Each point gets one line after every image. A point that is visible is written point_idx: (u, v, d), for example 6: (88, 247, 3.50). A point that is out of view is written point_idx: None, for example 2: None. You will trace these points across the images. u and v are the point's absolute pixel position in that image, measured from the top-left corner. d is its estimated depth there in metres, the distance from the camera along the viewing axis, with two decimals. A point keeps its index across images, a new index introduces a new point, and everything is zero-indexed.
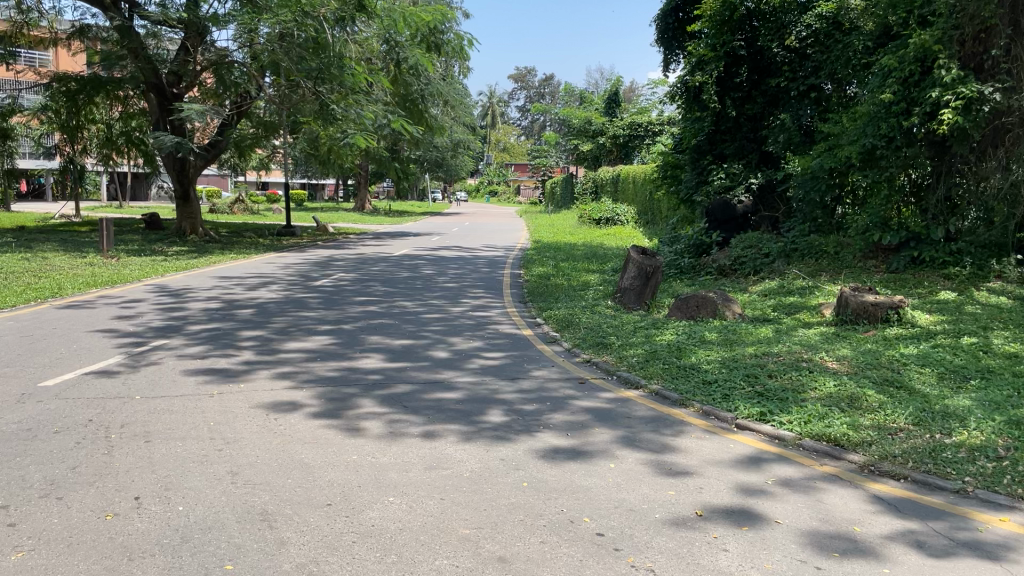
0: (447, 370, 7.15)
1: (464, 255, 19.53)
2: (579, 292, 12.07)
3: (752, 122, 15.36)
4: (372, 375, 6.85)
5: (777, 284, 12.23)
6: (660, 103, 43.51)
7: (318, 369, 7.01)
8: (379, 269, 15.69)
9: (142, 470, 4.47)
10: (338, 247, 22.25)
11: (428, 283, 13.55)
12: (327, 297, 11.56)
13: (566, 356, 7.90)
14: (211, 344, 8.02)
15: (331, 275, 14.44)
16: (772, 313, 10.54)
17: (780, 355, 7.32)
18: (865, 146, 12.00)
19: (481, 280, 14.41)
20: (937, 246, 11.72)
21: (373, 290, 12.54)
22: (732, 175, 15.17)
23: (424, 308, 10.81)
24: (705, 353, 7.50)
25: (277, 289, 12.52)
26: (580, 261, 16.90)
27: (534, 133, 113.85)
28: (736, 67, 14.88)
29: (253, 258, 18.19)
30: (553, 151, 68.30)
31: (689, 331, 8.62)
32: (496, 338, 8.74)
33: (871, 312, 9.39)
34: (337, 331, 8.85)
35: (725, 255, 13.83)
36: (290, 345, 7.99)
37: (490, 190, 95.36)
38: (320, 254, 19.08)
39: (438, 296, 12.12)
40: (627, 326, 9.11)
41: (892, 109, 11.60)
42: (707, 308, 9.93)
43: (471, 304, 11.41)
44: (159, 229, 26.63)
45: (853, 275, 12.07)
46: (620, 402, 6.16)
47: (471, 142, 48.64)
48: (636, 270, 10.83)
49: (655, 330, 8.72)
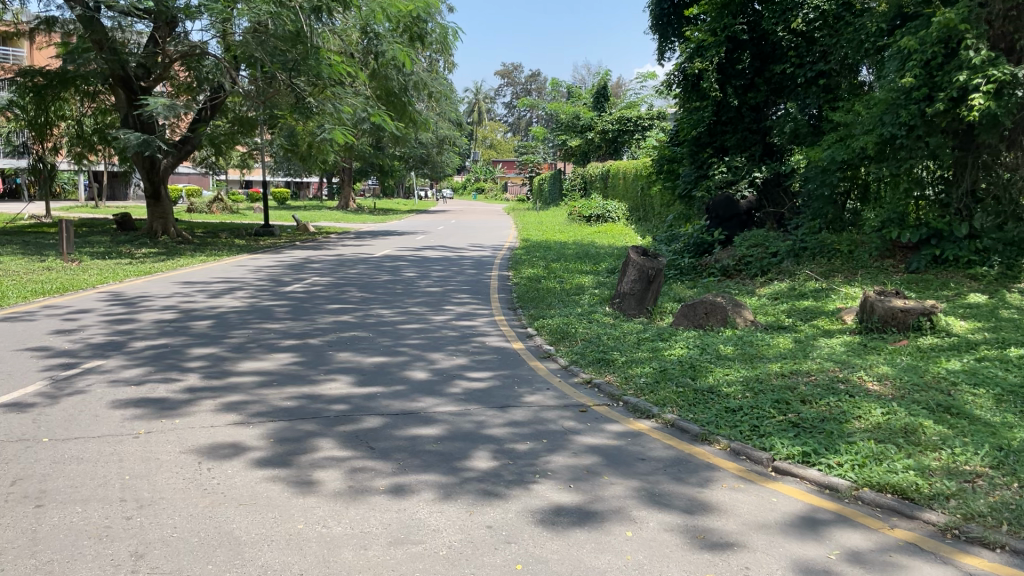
0: (426, 396, 6.10)
1: (449, 256, 18.42)
2: (573, 297, 11.03)
3: (755, 112, 14.36)
4: (336, 405, 5.79)
5: (786, 287, 11.25)
6: (649, 97, 42.42)
7: (273, 397, 5.96)
8: (357, 271, 14.60)
9: (18, 554, 3.43)
10: (316, 247, 21.11)
11: (409, 287, 12.47)
12: (296, 305, 10.48)
13: (563, 375, 6.87)
14: (153, 366, 6.93)
15: (305, 279, 13.35)
16: (787, 320, 9.57)
17: (811, 376, 6.29)
18: (882, 135, 11.05)
19: (466, 283, 13.34)
20: (961, 245, 10.77)
21: (348, 296, 11.48)
22: (734, 168, 14.16)
23: (403, 318, 9.74)
24: (722, 372, 6.47)
25: (242, 296, 11.42)
26: (571, 261, 15.90)
27: (520, 130, 112.62)
28: (738, 53, 13.84)
29: (224, 261, 17.06)
30: (541, 147, 67.14)
31: (700, 344, 7.61)
32: (483, 353, 7.70)
33: (898, 319, 8.41)
34: (302, 347, 7.79)
35: (728, 254, 12.88)
36: (244, 367, 6.92)
37: (476, 188, 94.40)
38: (296, 256, 17.97)
39: (418, 302, 11.06)
40: (630, 337, 8.09)
41: (912, 94, 10.63)
42: (716, 316, 8.94)
43: (454, 311, 10.37)
44: (130, 230, 25.41)
45: (870, 276, 11.11)
46: (632, 439, 5.13)
47: (456, 137, 47.45)
48: (636, 273, 9.81)
49: (662, 343, 7.70)
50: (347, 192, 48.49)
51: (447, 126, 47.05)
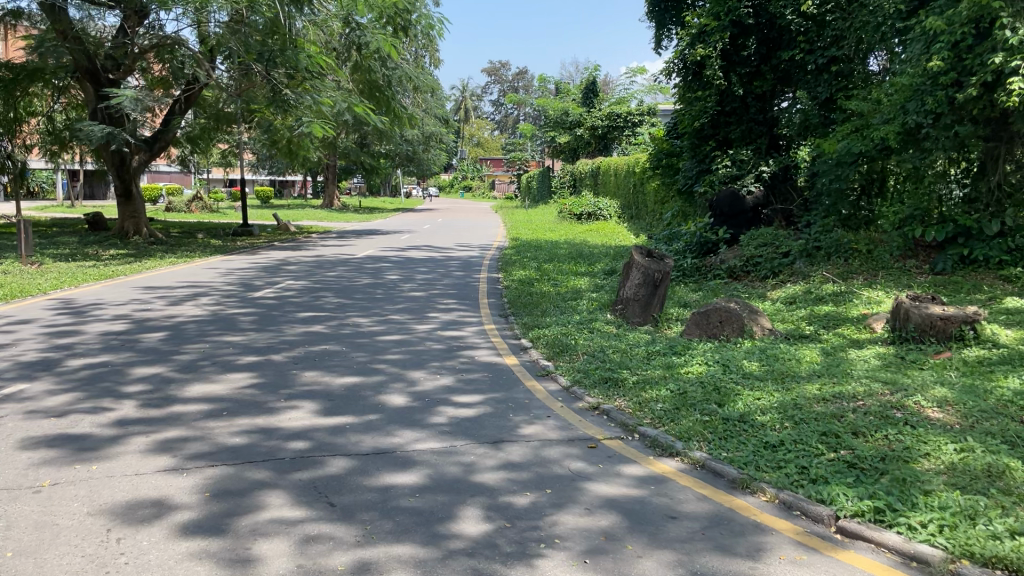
0: (404, 428, 5.10)
1: (435, 257, 17.41)
2: (570, 302, 10.06)
3: (761, 102, 13.43)
4: (295, 443, 4.78)
5: (801, 290, 10.36)
6: (639, 93, 41.57)
7: (219, 433, 4.94)
8: (335, 274, 13.57)
9: None
10: (295, 247, 20.03)
11: (390, 292, 11.45)
12: (264, 313, 9.46)
13: (565, 399, 5.89)
14: (84, 392, 5.90)
15: (277, 283, 12.30)
16: (808, 328, 8.65)
17: (860, 401, 5.30)
18: (906, 124, 10.21)
19: (453, 287, 12.33)
20: (992, 244, 9.90)
21: (323, 302, 10.45)
22: (740, 162, 13.30)
23: (382, 328, 8.73)
24: (754, 396, 5.48)
25: (206, 302, 10.37)
26: (566, 262, 14.96)
27: (507, 128, 111.70)
28: (743, 38, 12.94)
29: (194, 263, 15.96)
30: (529, 144, 66.15)
31: (720, 359, 6.63)
32: (472, 371, 6.69)
33: (938, 328, 7.49)
34: (263, 365, 6.77)
35: (734, 255, 11.98)
36: (192, 392, 5.90)
37: (464, 186, 93.51)
38: (272, 257, 16.92)
39: (400, 309, 10.06)
40: (639, 351, 7.11)
41: (940, 79, 9.73)
42: (732, 325, 7.97)
43: (439, 319, 9.37)
44: (101, 231, 24.23)
45: (892, 278, 10.21)
46: (657, 488, 4.15)
47: (442, 134, 46.45)
48: (641, 277, 8.81)
49: (676, 358, 6.71)
50: (331, 190, 47.31)
51: (433, 122, 46.01)
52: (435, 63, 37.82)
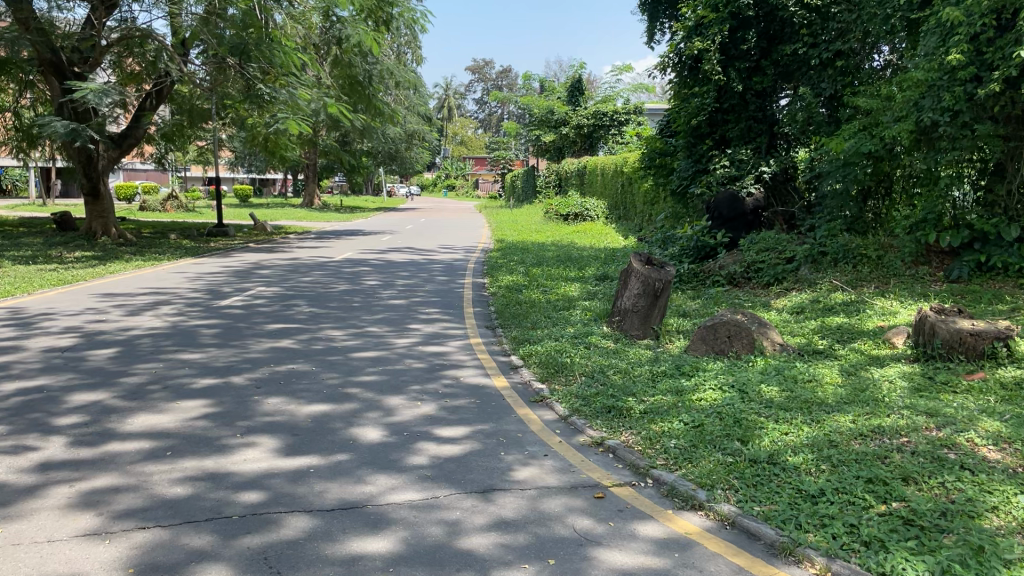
0: (378, 473, 4.35)
1: (417, 260, 16.66)
2: (563, 312, 9.33)
3: (760, 99, 12.78)
4: (247, 495, 4.03)
5: (808, 299, 9.74)
6: (625, 92, 40.98)
7: (157, 481, 4.17)
8: (310, 279, 12.78)
9: None
10: (270, 249, 19.22)
11: (368, 300, 10.69)
12: (229, 326, 8.66)
13: (566, 432, 5.15)
14: (8, 425, 5.10)
15: (247, 289, 11.50)
16: (821, 342, 7.97)
17: (905, 438, 4.61)
18: (920, 122, 9.55)
19: (436, 294, 11.58)
20: (1011, 249, 9.31)
21: (295, 312, 9.67)
22: (739, 162, 12.63)
23: (358, 342, 7.98)
24: (780, 431, 4.79)
25: (168, 312, 9.55)
26: (554, 266, 14.24)
27: (491, 126, 110.95)
28: (743, 31, 12.28)
29: (160, 268, 15.10)
30: (513, 143, 65.40)
31: (736, 383, 5.92)
32: (457, 397, 5.95)
33: (967, 345, 6.83)
34: (221, 390, 5.99)
35: (735, 261, 11.33)
36: (134, 425, 5.12)
37: (447, 185, 92.65)
38: (245, 260, 16.06)
39: (377, 320, 9.30)
40: (643, 372, 6.39)
41: (958, 74, 9.10)
42: (741, 340, 7.29)
43: (421, 332, 8.62)
44: (70, 231, 23.28)
45: (906, 287, 9.58)
46: (682, 558, 3.43)
47: (425, 132, 45.65)
48: (641, 287, 8.10)
49: (686, 382, 5.99)
50: (311, 188, 46.30)
51: (415, 119, 45.17)
52: (418, 60, 36.99)
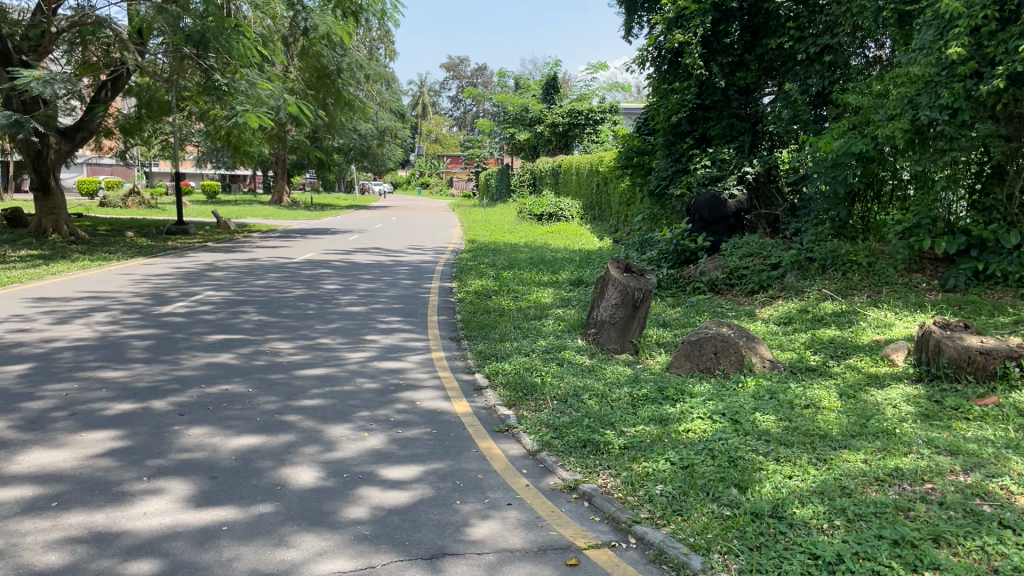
0: (305, 531, 3.60)
1: (383, 262, 15.87)
2: (534, 322, 8.62)
3: (743, 95, 12.14)
4: (137, 564, 3.26)
5: (795, 309, 9.12)
6: (601, 90, 40.35)
7: (29, 546, 3.39)
8: (265, 282, 11.95)
9: None
10: (230, 249, 18.31)
11: (324, 306, 9.90)
12: (165, 337, 7.84)
13: (535, 472, 4.42)
14: None
15: (194, 294, 10.65)
16: (814, 358, 7.31)
17: (929, 485, 3.94)
18: (916, 121, 8.93)
19: (399, 300, 10.81)
20: (1010, 257, 8.73)
21: (242, 320, 8.86)
22: (721, 162, 12.01)
23: (306, 356, 7.20)
24: (783, 474, 4.11)
25: (100, 321, 8.70)
26: (526, 270, 13.52)
27: (466, 124, 109.98)
28: (726, 24, 11.64)
29: (106, 269, 14.16)
30: (487, 141, 64.61)
31: (728, 410, 5.23)
32: (411, 426, 5.21)
33: (977, 365, 6.19)
34: (137, 418, 5.20)
35: (717, 266, 10.68)
36: (22, 464, 4.33)
37: (421, 183, 91.71)
38: (199, 261, 15.15)
39: (332, 330, 8.52)
40: (622, 397, 5.67)
41: (957, 70, 8.49)
42: (729, 356, 6.60)
43: (379, 344, 7.86)
44: (19, 227, 22.17)
45: (899, 296, 8.97)
46: None
47: (397, 129, 44.71)
48: (619, 297, 7.42)
49: (671, 409, 5.28)
50: (279, 185, 45.14)
51: (387, 116, 44.26)
52: (390, 54, 36.08)
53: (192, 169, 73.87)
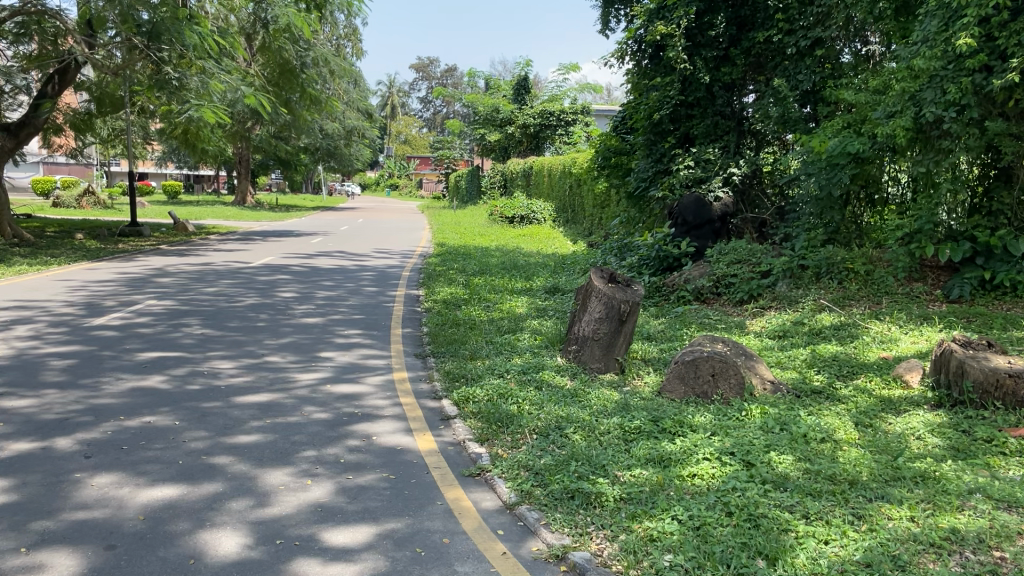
0: None
1: (346, 266, 14.99)
2: (508, 337, 7.83)
3: (729, 92, 11.47)
4: None
5: (790, 321, 8.44)
6: (573, 91, 39.71)
7: None
8: (214, 290, 11.02)
9: None
10: (182, 252, 17.27)
11: (277, 317, 9.01)
12: (90, 355, 6.93)
13: (514, 533, 3.63)
14: None
15: (132, 304, 9.70)
16: (818, 378, 6.59)
17: (998, 555, 3.21)
18: (920, 118, 8.26)
19: (361, 309, 9.96)
20: (1019, 266, 8.12)
21: (182, 334, 7.97)
22: (705, 162, 11.33)
23: (249, 378, 6.34)
24: (818, 539, 3.37)
25: (20, 335, 7.75)
26: (498, 276, 12.73)
27: (436, 125, 108.94)
28: (711, 16, 10.97)
29: (44, 273, 13.11)
30: (457, 142, 63.61)
31: (737, 448, 4.49)
32: (365, 469, 4.37)
33: (1006, 390, 5.50)
34: (33, 462, 4.32)
35: (702, 273, 9.97)
36: None
37: (390, 185, 90.52)
38: (146, 265, 14.15)
39: (282, 345, 7.64)
40: (612, 430, 4.90)
41: (964, 63, 7.86)
42: (727, 378, 5.86)
43: (334, 363, 7.02)
44: None
45: (902, 307, 8.31)
46: None
47: (365, 128, 43.63)
48: (603, 310, 6.66)
49: (671, 447, 4.52)
50: (242, 186, 43.79)
51: (355, 115, 43.18)
52: (358, 52, 35.10)
53: (153, 168, 71.94)
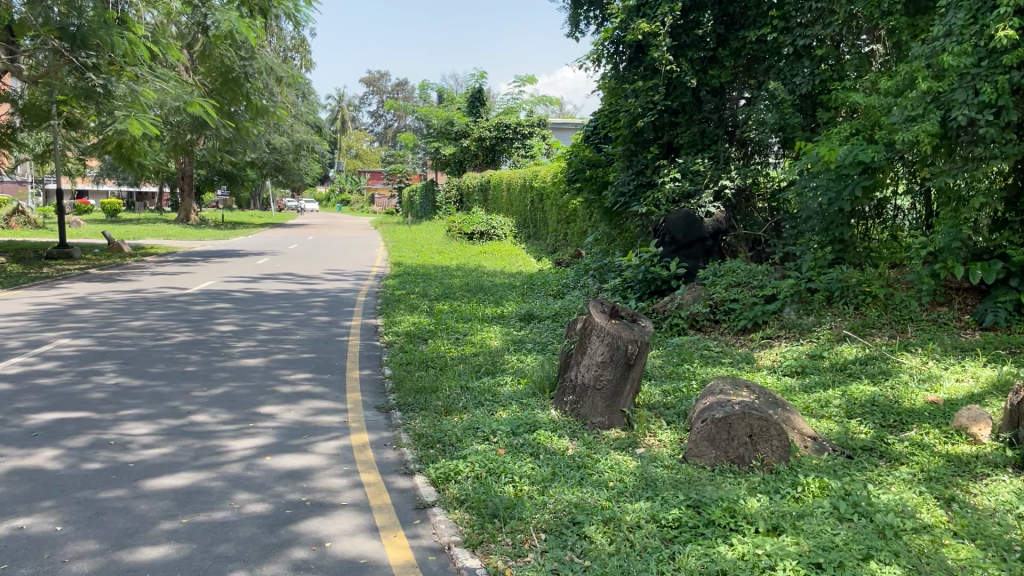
0: None
1: (294, 291, 13.59)
2: (485, 381, 6.61)
3: (716, 96, 10.48)
4: None
5: (806, 354, 7.37)
6: (529, 103, 38.69)
7: None
8: (140, 324, 9.56)
9: None
10: (112, 277, 15.65)
11: (210, 359, 7.65)
12: None
13: None
14: None
15: (38, 344, 8.22)
16: (864, 430, 5.50)
17: None
18: (948, 122, 7.26)
19: (310, 346, 8.62)
20: None
21: (90, 385, 6.57)
22: (693, 174, 10.29)
23: (167, 449, 5.00)
24: None
25: None
26: (464, 301, 11.49)
27: (387, 139, 107.28)
28: (697, 13, 10.03)
29: None
30: (410, 156, 62.20)
31: (824, 556, 3.32)
32: None
33: None
34: None
35: (696, 297, 8.89)
36: None
37: (341, 200, 88.49)
38: (67, 294, 12.56)
39: (213, 398, 6.30)
40: (647, 528, 3.69)
41: (1000, 60, 6.88)
42: (771, 439, 4.72)
43: (278, 422, 5.71)
44: None
45: (935, 337, 7.28)
46: None
47: (314, 142, 42.01)
48: (606, 353, 5.51)
49: (735, 557, 3.34)
50: (186, 203, 41.77)
51: (304, 129, 41.61)
52: (306, 63, 33.54)
53: (91, 185, 68.99)
